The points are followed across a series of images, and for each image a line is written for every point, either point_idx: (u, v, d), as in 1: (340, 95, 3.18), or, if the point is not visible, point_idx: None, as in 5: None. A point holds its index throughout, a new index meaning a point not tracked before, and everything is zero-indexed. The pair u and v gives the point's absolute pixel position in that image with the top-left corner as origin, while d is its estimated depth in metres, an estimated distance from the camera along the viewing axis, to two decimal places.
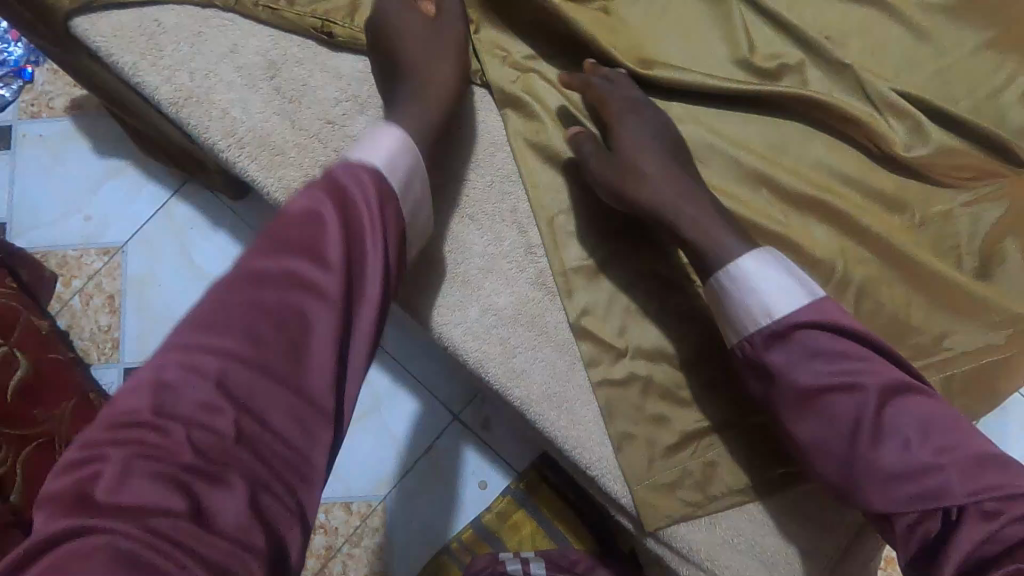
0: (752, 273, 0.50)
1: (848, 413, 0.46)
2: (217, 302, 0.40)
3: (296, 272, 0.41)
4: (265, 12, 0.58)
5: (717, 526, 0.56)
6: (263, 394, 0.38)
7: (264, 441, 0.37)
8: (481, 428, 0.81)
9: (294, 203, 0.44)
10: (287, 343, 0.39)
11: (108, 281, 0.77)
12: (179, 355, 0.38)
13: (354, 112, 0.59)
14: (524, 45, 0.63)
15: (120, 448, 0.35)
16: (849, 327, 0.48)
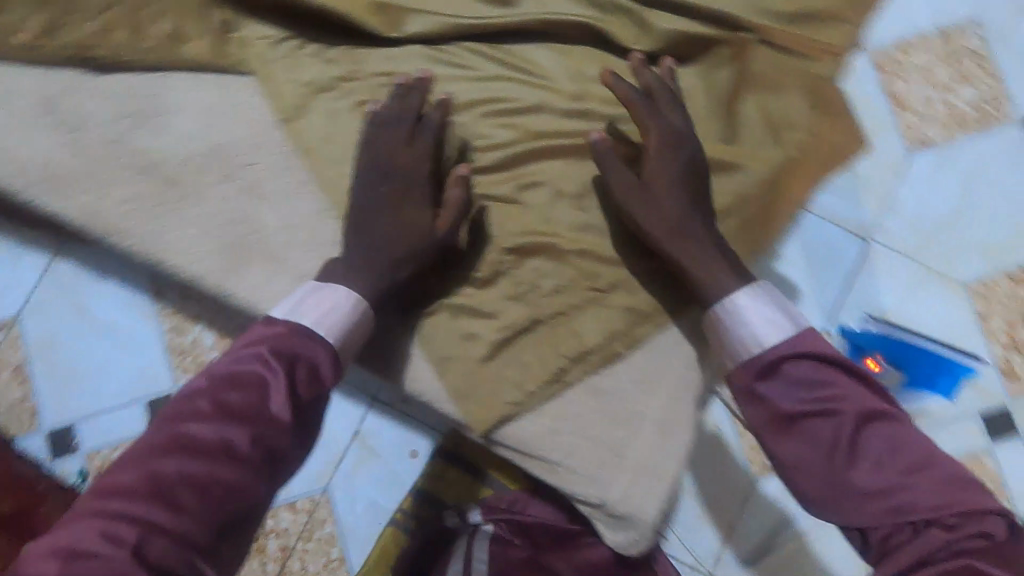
0: (745, 307, 0.61)
1: (823, 432, 0.59)
2: (163, 447, 0.56)
3: (226, 437, 0.56)
4: (22, 53, 0.62)
5: (540, 417, 0.62)
6: (171, 539, 0.52)
7: (183, 549, 0.53)
8: (399, 403, 1.04)
9: (234, 371, 0.59)
10: (226, 492, 0.55)
11: (12, 354, 1.07)
12: (104, 518, 0.52)
13: (133, 127, 0.63)
14: (268, 26, 0.65)
15: (87, 537, 0.51)
16: (830, 357, 0.61)
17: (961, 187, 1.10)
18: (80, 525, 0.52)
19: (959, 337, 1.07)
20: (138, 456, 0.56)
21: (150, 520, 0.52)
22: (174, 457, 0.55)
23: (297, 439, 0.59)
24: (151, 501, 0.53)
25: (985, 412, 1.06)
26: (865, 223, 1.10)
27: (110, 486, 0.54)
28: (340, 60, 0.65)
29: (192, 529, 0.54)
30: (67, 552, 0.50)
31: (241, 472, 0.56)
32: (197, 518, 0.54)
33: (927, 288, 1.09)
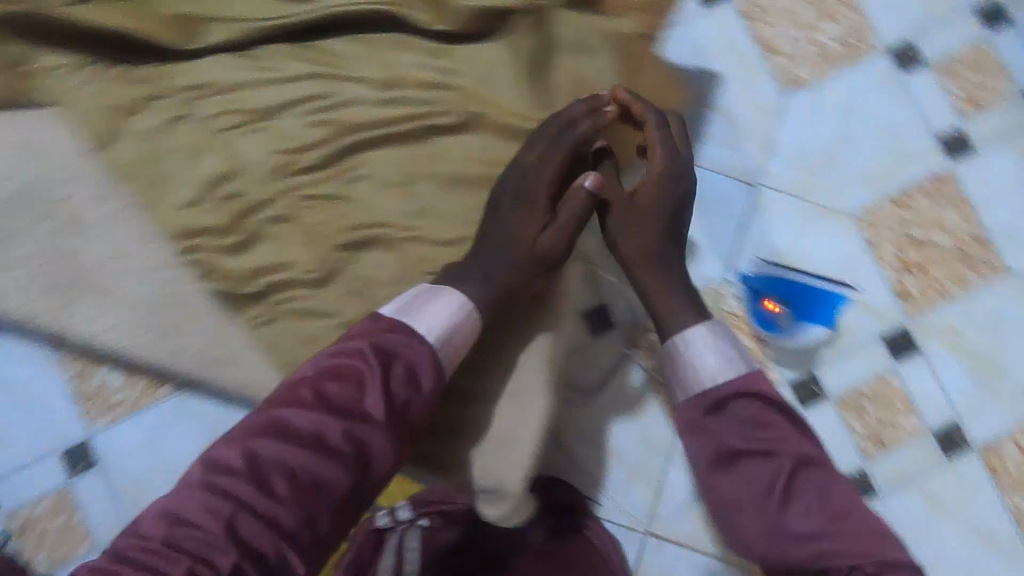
0: (698, 347, 0.84)
1: (763, 468, 0.79)
2: (269, 432, 0.71)
3: (320, 428, 0.71)
4: None
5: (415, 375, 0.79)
6: (279, 508, 0.68)
7: (277, 519, 0.67)
8: None
9: (320, 374, 0.75)
10: (319, 485, 0.70)
11: None
12: (206, 492, 0.67)
13: None
14: (145, 92, 0.89)
15: (199, 508, 0.66)
16: (770, 407, 0.82)
17: (834, 121, 1.13)
18: (191, 496, 0.67)
19: (846, 270, 1.11)
20: (245, 436, 0.71)
21: (248, 499, 0.67)
22: (277, 444, 0.70)
23: (384, 439, 0.74)
24: (247, 485, 0.68)
25: (884, 334, 1.10)
26: (749, 167, 1.13)
27: (213, 466, 0.69)
28: (203, 107, 0.89)
29: (283, 514, 0.68)
30: (178, 518, 0.65)
31: (333, 463, 0.70)
32: (293, 501, 0.68)
33: (816, 223, 1.12)
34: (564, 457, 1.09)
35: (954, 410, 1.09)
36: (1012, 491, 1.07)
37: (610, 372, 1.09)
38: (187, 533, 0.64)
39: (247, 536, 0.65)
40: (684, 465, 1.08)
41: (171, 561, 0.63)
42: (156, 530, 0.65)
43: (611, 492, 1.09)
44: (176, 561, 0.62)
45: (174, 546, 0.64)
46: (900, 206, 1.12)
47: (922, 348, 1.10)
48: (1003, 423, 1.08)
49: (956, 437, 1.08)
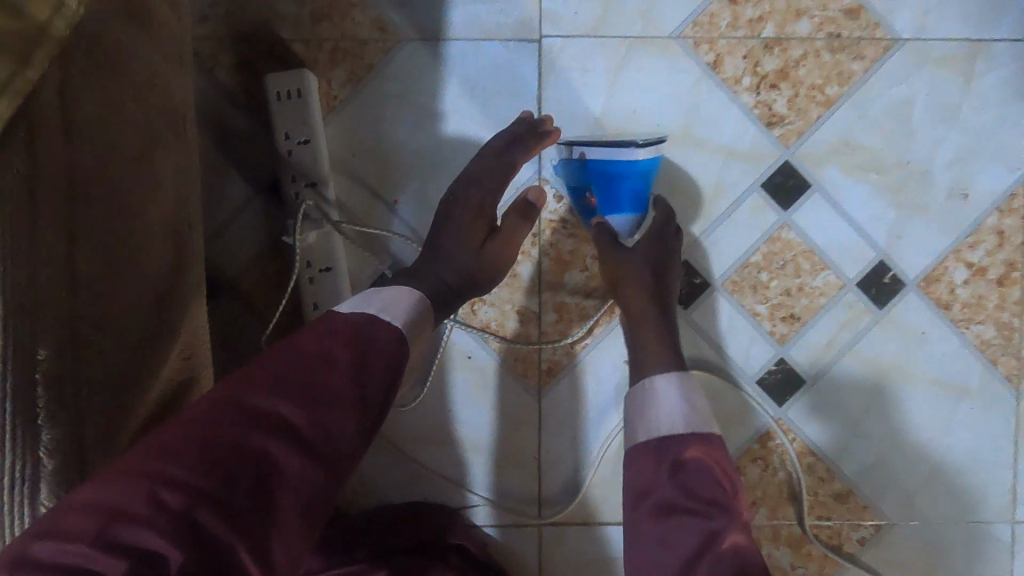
0: (667, 390, 0.62)
1: (687, 538, 0.53)
2: (259, 381, 0.48)
3: (283, 411, 0.48)
4: None
5: None
6: (215, 528, 0.43)
7: (220, 533, 0.43)
8: None
9: (309, 341, 0.51)
10: (279, 481, 0.47)
11: None
12: (145, 480, 0.42)
13: None
14: None
15: (88, 521, 0.40)
16: (729, 469, 0.57)
17: None
18: (132, 480, 0.42)
19: (693, 114, 0.82)
20: (220, 408, 0.47)
21: (202, 495, 0.43)
22: (245, 428, 0.46)
23: (359, 449, 0.51)
24: (218, 470, 0.44)
25: (762, 181, 0.82)
26: (525, 18, 0.81)
27: (176, 439, 0.45)
28: None
29: (231, 539, 0.44)
30: (110, 509, 0.41)
31: (301, 459, 0.47)
32: (250, 521, 0.45)
33: (634, 64, 0.81)
34: (412, 470, 0.84)
35: (874, 247, 0.83)
36: (967, 322, 0.83)
37: (430, 350, 0.83)
38: (138, 526, 0.41)
39: (208, 547, 0.43)
40: (562, 431, 0.84)
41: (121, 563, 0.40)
42: (88, 521, 0.40)
43: (483, 493, 0.84)
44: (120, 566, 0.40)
45: (113, 547, 0.40)
46: (738, 2, 0.81)
47: (816, 183, 0.82)
48: (941, 242, 0.82)
49: (881, 280, 0.83)
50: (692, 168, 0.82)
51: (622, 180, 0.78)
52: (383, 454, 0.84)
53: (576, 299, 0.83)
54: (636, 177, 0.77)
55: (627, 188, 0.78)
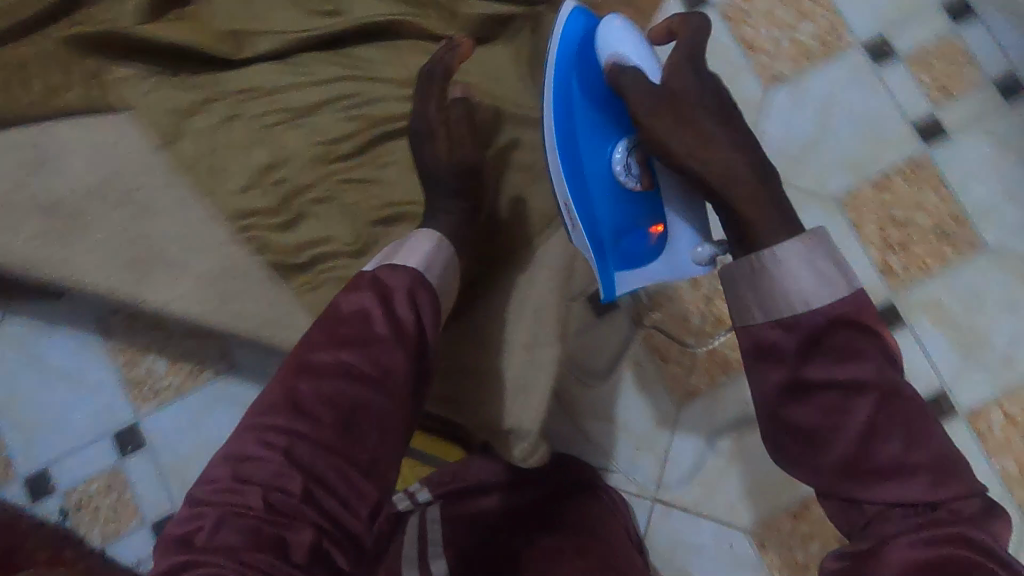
0: (794, 258, 0.63)
1: (838, 404, 0.61)
2: (304, 357, 0.71)
3: (339, 362, 0.70)
4: None
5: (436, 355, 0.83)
6: (312, 455, 0.65)
7: (318, 456, 0.66)
8: None
9: (346, 313, 0.74)
10: (353, 410, 0.68)
11: None
12: (245, 440, 0.66)
13: None
14: (162, 75, 0.87)
15: (233, 468, 0.64)
16: (861, 322, 0.62)
17: (818, 110, 1.20)
18: (252, 441, 0.66)
19: (836, 250, 1.18)
20: (291, 382, 0.70)
21: (300, 433, 0.66)
22: (304, 387, 0.69)
23: (397, 377, 0.71)
24: (302, 415, 0.67)
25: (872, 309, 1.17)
26: None
27: (270, 409, 0.68)
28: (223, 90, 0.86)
29: (327, 459, 0.66)
30: (243, 460, 0.65)
31: (362, 389, 0.69)
32: (335, 445, 0.67)
33: (802, 211, 1.19)
34: (573, 431, 1.17)
35: (939, 379, 1.16)
36: (995, 454, 1.14)
37: (616, 353, 1.16)
38: (262, 467, 0.64)
39: (317, 465, 0.65)
40: (688, 437, 1.16)
41: (257, 493, 0.62)
42: (229, 472, 0.64)
43: (619, 463, 1.16)
44: (255, 496, 0.62)
45: (249, 482, 0.63)
46: (881, 189, 1.20)
47: (907, 321, 1.17)
48: (988, 390, 1.15)
49: (941, 403, 1.15)
50: None
51: (599, 167, 0.80)
52: (558, 414, 1.17)
53: (724, 348, 1.16)
54: (579, 139, 0.80)
55: (597, 155, 0.81)
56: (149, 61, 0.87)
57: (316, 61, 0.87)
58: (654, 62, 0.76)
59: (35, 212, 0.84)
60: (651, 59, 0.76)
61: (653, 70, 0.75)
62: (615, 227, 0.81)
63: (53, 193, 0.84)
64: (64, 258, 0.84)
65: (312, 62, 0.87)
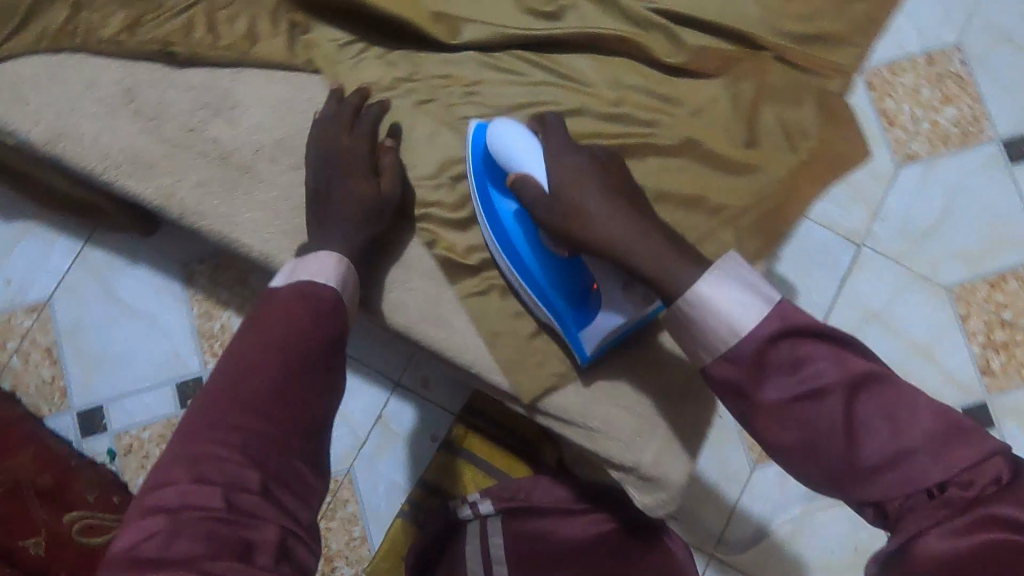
0: (713, 296, 0.57)
1: (804, 414, 0.56)
2: (239, 351, 0.60)
3: (275, 354, 0.59)
4: (109, 46, 0.67)
5: (585, 388, 0.70)
6: (261, 454, 0.55)
7: (268, 456, 0.55)
8: (422, 386, 1.14)
9: (275, 305, 0.61)
10: (295, 401, 0.58)
11: (43, 335, 1.14)
12: (193, 443, 0.54)
13: (209, 117, 0.67)
14: (336, 30, 0.72)
15: (183, 474, 0.52)
16: (812, 329, 0.57)
17: (944, 195, 1.19)
18: (206, 435, 0.54)
19: (936, 339, 1.16)
20: (230, 371, 0.58)
21: (242, 431, 0.55)
22: (238, 383, 0.57)
23: (341, 367, 0.63)
24: (249, 406, 0.56)
25: (961, 406, 1.15)
26: (856, 228, 1.18)
27: (212, 401, 0.56)
28: (409, 71, 0.71)
29: (277, 457, 0.55)
30: (196, 459, 0.53)
31: (303, 381, 0.59)
32: (283, 441, 0.56)
33: (908, 293, 1.17)
34: None
35: None
36: None
37: None
38: (219, 464, 0.53)
39: (268, 465, 0.54)
40: (759, 502, 1.11)
41: (216, 492, 0.51)
42: (185, 471, 0.52)
43: (682, 514, 1.12)
44: (214, 495, 0.51)
45: (199, 487, 0.51)
46: (995, 288, 1.17)
47: (996, 426, 1.14)
48: None
49: None
50: (918, 375, 1.16)
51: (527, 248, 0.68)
52: None
53: None
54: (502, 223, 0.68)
55: (524, 230, 0.68)
56: (323, 12, 0.72)
57: (524, 64, 0.70)
58: (534, 145, 0.65)
59: (191, 155, 0.66)
60: (534, 138, 0.65)
61: (537, 158, 0.65)
62: (566, 298, 0.68)
63: (217, 139, 0.67)
64: (226, 217, 0.66)
65: (518, 63, 0.70)
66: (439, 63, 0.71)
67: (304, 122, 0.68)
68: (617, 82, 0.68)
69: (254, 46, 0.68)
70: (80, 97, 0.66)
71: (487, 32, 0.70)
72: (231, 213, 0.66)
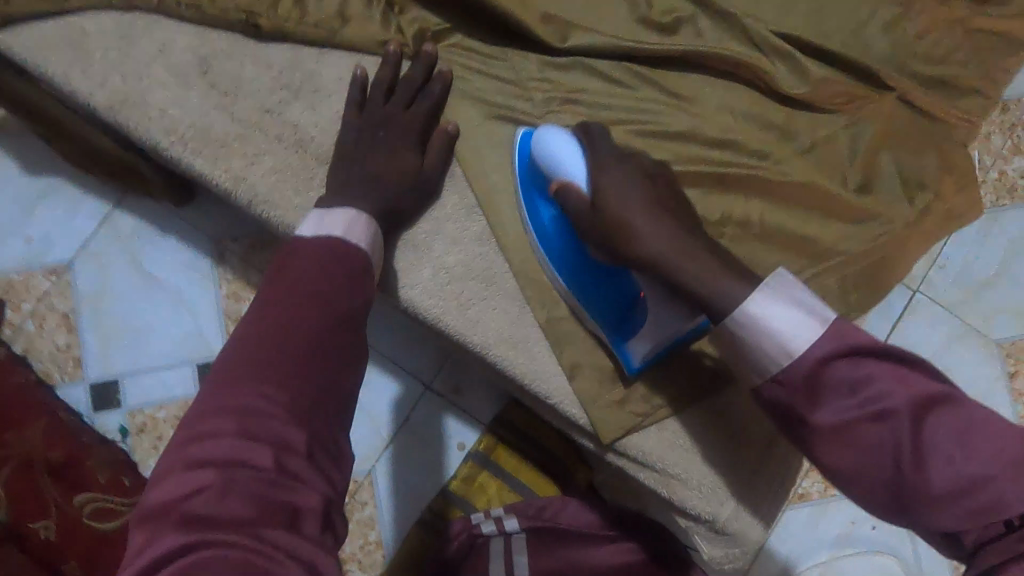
0: (759, 314, 0.45)
1: (864, 435, 0.43)
2: (274, 290, 0.47)
3: (324, 297, 0.47)
4: (188, 10, 0.61)
5: (665, 432, 0.60)
6: (313, 412, 0.42)
7: (317, 415, 0.43)
8: (453, 392, 1.09)
9: (319, 245, 0.50)
10: (344, 353, 0.46)
11: (60, 301, 1.08)
12: (228, 393, 0.41)
13: (289, 99, 0.62)
14: (430, 16, 0.64)
15: (226, 427, 0.40)
16: (869, 345, 0.44)
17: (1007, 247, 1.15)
18: (252, 382, 0.42)
19: (985, 394, 1.13)
20: (266, 308, 0.46)
21: (288, 381, 0.42)
22: (276, 326, 0.45)
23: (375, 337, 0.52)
24: (300, 351, 0.44)
25: None
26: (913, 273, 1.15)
27: (249, 343, 0.44)
28: (505, 69, 0.64)
29: (325, 417, 0.43)
30: (243, 408, 0.40)
31: (353, 334, 0.48)
32: (331, 400, 0.44)
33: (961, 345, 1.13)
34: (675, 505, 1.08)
35: None
36: None
37: None
38: (267, 419, 0.40)
39: (316, 425, 0.42)
40: None
41: (266, 450, 0.39)
42: (230, 421, 0.40)
43: None
44: (265, 453, 0.39)
45: (245, 444, 0.39)
46: None
47: None
48: None
49: None
50: None
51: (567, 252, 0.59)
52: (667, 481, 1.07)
53: None
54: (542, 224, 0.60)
55: (565, 233, 0.59)
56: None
57: (633, 80, 0.64)
58: (572, 144, 0.58)
59: (266, 138, 0.61)
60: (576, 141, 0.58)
61: (576, 156, 0.57)
62: (613, 308, 0.59)
63: (297, 124, 0.61)
64: (297, 209, 0.60)
65: (627, 77, 0.64)
66: (537, 63, 0.64)
67: (386, 113, 0.60)
68: (728, 110, 0.64)
69: (342, 26, 0.62)
70: (151, 63, 0.61)
71: (597, 38, 0.63)
72: (303, 205, 0.60)
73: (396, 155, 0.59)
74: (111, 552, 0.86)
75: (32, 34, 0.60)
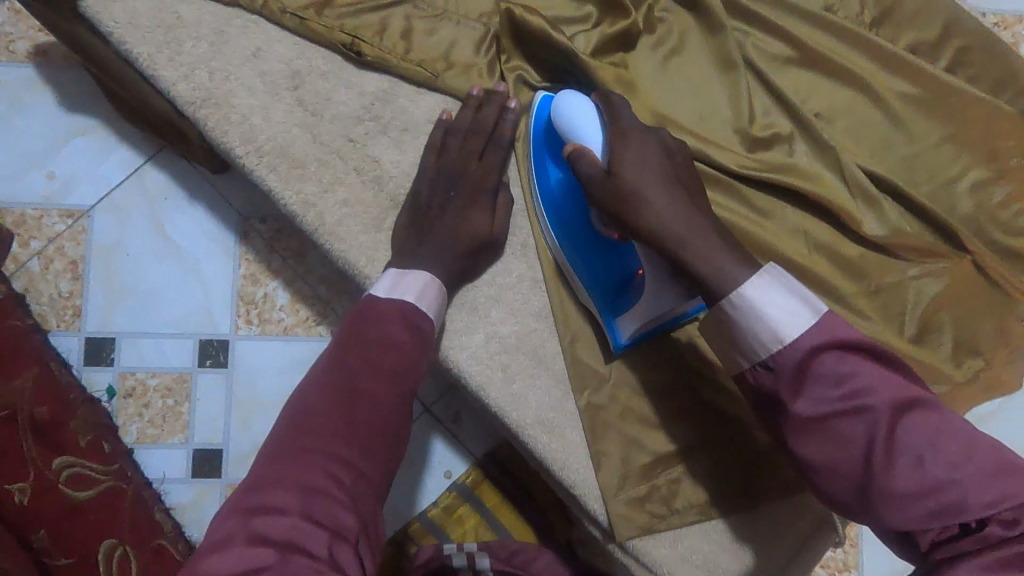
0: (755, 298, 0.46)
1: (843, 431, 0.44)
2: (336, 366, 0.51)
3: (383, 384, 0.51)
4: (292, 21, 0.59)
5: (679, 544, 0.60)
6: (359, 499, 0.47)
7: (363, 499, 0.47)
8: (451, 421, 0.94)
9: (385, 327, 0.53)
10: (392, 439, 0.50)
11: (71, 247, 0.97)
12: (293, 470, 0.46)
13: (377, 133, 0.60)
14: (535, 77, 0.62)
15: (289, 506, 0.44)
16: (861, 343, 0.45)
17: None
18: (316, 461, 0.46)
19: None
20: (331, 385, 0.50)
21: (345, 465, 0.47)
22: (338, 407, 0.49)
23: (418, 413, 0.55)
24: (361, 432, 0.49)
25: None
26: None
27: (314, 420, 0.48)
28: None
29: (369, 502, 0.48)
30: (307, 488, 0.45)
31: (402, 419, 0.52)
32: (375, 484, 0.49)
33: None
34: None
35: None
36: None
37: None
38: (327, 503, 0.45)
39: (361, 513, 0.47)
40: None
41: (321, 536, 0.43)
42: (295, 500, 0.44)
43: None
44: (319, 539, 0.43)
45: (305, 526, 0.43)
46: None
47: None
48: None
49: None
50: None
51: (572, 220, 0.59)
52: None
53: None
54: (552, 189, 0.60)
55: (574, 200, 0.59)
56: (523, 49, 0.61)
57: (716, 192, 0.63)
58: (590, 107, 0.56)
59: (345, 168, 0.59)
60: (594, 105, 0.56)
61: (593, 122, 0.55)
62: (609, 283, 0.59)
63: (378, 159, 0.60)
64: (362, 247, 0.59)
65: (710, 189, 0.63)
66: None
67: (471, 169, 0.60)
68: (805, 236, 0.64)
69: (444, 71, 0.60)
70: (243, 66, 0.59)
71: (691, 138, 0.62)
72: (369, 245, 0.59)
73: (470, 215, 0.59)
74: (86, 524, 0.80)
75: (126, 10, 0.58)
